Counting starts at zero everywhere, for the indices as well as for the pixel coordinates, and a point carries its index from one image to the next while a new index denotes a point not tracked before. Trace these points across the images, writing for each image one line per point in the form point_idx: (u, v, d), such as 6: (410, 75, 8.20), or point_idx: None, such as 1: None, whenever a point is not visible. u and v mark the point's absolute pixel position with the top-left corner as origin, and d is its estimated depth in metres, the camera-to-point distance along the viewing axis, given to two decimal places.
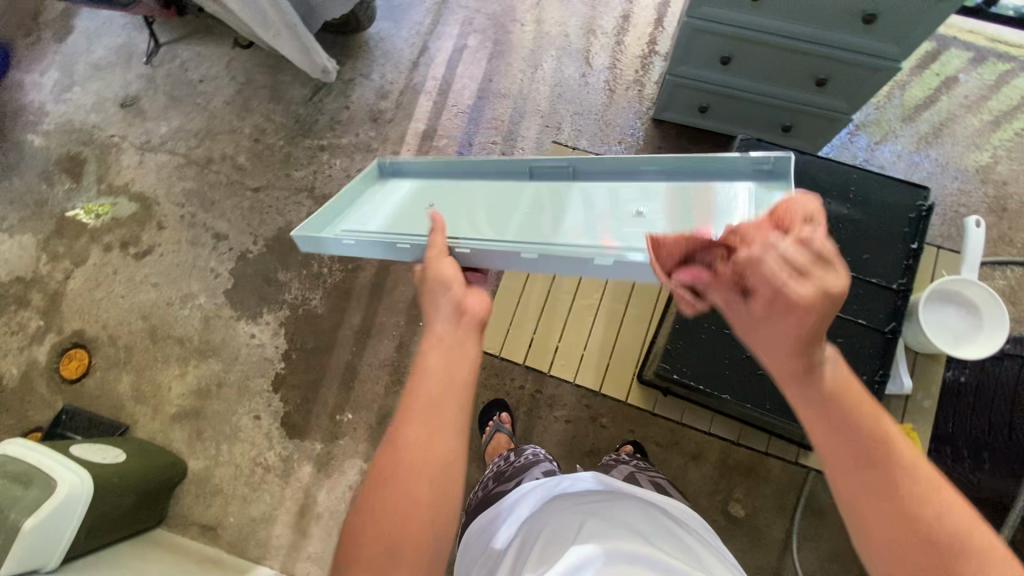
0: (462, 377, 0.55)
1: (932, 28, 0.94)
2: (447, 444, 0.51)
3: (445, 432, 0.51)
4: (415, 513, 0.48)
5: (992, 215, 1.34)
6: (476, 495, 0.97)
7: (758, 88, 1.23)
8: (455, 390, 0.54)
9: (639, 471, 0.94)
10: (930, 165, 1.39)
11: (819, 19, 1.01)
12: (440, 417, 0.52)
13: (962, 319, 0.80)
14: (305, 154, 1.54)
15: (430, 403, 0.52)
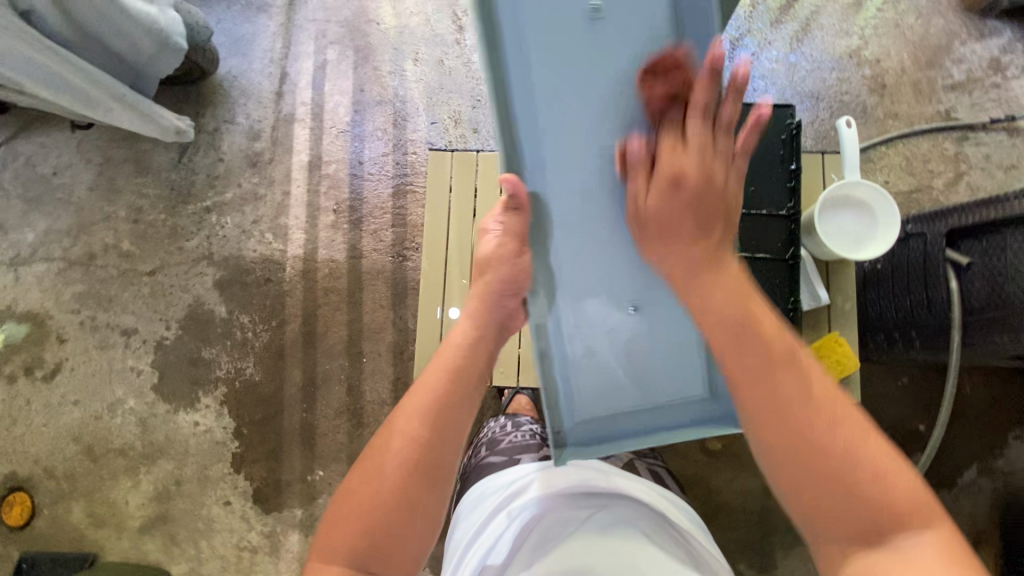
0: (471, 374, 0.63)
1: None
2: (437, 442, 0.58)
3: (438, 439, 0.58)
4: (395, 499, 0.56)
5: (874, 95, 1.38)
6: (468, 462, 1.03)
7: None
8: (457, 394, 0.61)
9: (636, 457, 0.99)
10: (806, 61, 1.40)
11: None
12: (434, 418, 0.59)
13: (858, 220, 0.81)
14: (191, 221, 1.43)
15: (427, 409, 0.59)
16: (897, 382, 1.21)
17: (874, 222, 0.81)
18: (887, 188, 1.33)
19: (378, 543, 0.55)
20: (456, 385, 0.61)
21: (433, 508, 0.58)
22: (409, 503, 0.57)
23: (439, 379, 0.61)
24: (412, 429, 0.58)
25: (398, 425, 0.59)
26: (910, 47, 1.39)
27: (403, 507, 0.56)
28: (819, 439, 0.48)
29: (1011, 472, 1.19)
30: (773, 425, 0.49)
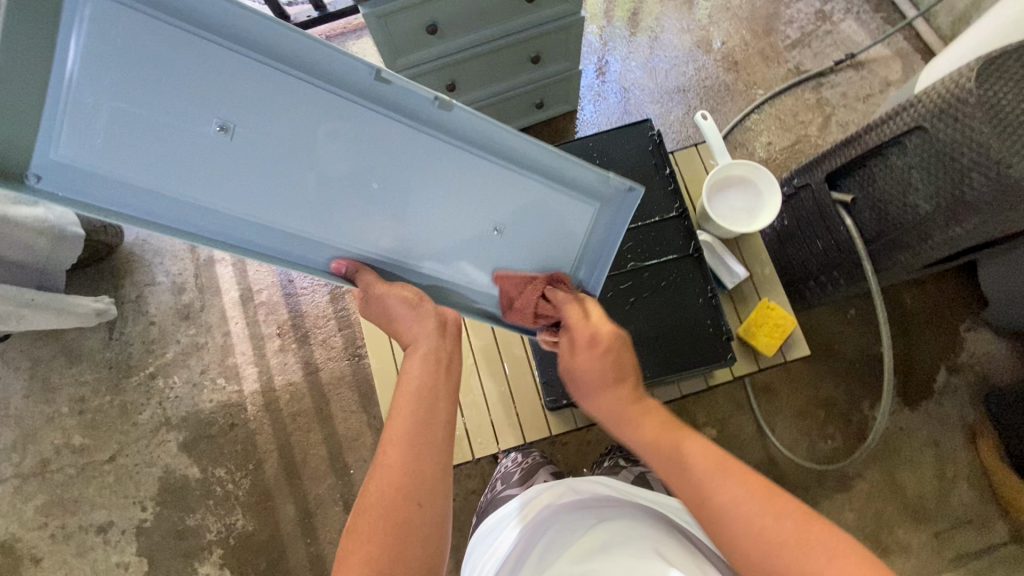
0: (440, 386, 0.61)
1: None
2: (425, 461, 0.56)
3: (428, 455, 0.57)
4: (389, 506, 0.54)
5: (731, 72, 1.50)
6: (484, 499, 1.00)
7: (491, 92, 1.31)
8: (429, 409, 0.59)
9: (646, 470, 0.98)
10: (663, 62, 1.52)
11: (495, 18, 1.08)
12: (418, 448, 0.57)
13: (745, 196, 0.88)
14: (139, 392, 1.39)
15: (412, 439, 0.57)
16: (845, 316, 1.28)
17: (760, 193, 0.88)
18: (772, 148, 1.43)
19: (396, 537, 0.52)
20: (430, 385, 0.60)
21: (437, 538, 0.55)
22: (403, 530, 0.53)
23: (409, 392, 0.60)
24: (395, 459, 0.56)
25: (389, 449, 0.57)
26: (747, 23, 1.54)
27: (400, 531, 0.53)
28: (738, 522, 0.52)
29: (976, 361, 1.25)
30: (745, 508, 0.53)
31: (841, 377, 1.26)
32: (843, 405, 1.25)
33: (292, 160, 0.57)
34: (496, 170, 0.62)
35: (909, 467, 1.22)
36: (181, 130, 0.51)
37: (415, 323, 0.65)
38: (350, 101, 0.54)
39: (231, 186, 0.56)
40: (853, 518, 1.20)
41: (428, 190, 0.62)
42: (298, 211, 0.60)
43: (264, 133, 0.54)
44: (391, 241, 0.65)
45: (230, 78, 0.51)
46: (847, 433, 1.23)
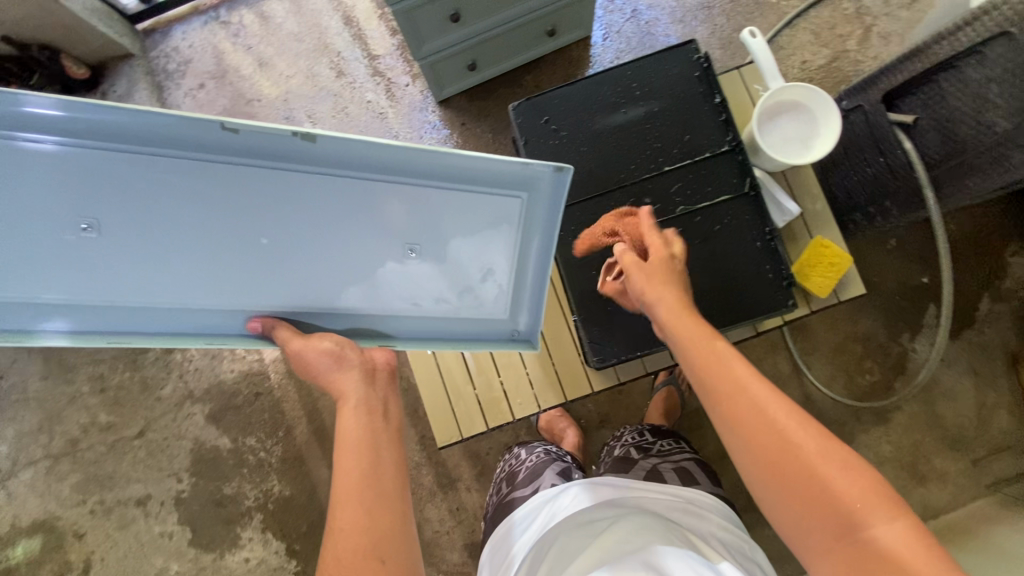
0: (386, 427, 0.62)
1: None
2: (377, 510, 0.56)
3: (381, 501, 0.57)
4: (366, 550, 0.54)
5: None
6: (493, 501, 0.99)
7: (499, 21, 1.19)
8: (372, 457, 0.59)
9: (660, 462, 0.96)
10: None
11: None
12: (367, 488, 0.57)
13: (796, 123, 0.79)
14: (158, 367, 1.36)
15: (362, 482, 0.57)
16: (886, 245, 1.22)
17: (815, 118, 0.79)
18: (807, 67, 1.31)
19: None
20: (372, 431, 0.61)
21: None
22: None
23: (352, 441, 0.59)
24: (351, 501, 0.56)
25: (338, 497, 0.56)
26: None
27: None
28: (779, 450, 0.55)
29: (1022, 286, 1.20)
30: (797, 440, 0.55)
31: (881, 310, 1.21)
32: (881, 340, 1.21)
33: (187, 220, 0.61)
34: (403, 187, 0.63)
35: (948, 397, 1.20)
36: (61, 236, 0.58)
37: (317, 357, 0.64)
38: (246, 163, 0.59)
39: (147, 274, 0.62)
40: (890, 450, 1.20)
41: (317, 215, 0.64)
42: (190, 283, 0.64)
43: (126, 216, 0.59)
44: (295, 283, 0.67)
45: (65, 169, 0.55)
46: (885, 367, 1.21)
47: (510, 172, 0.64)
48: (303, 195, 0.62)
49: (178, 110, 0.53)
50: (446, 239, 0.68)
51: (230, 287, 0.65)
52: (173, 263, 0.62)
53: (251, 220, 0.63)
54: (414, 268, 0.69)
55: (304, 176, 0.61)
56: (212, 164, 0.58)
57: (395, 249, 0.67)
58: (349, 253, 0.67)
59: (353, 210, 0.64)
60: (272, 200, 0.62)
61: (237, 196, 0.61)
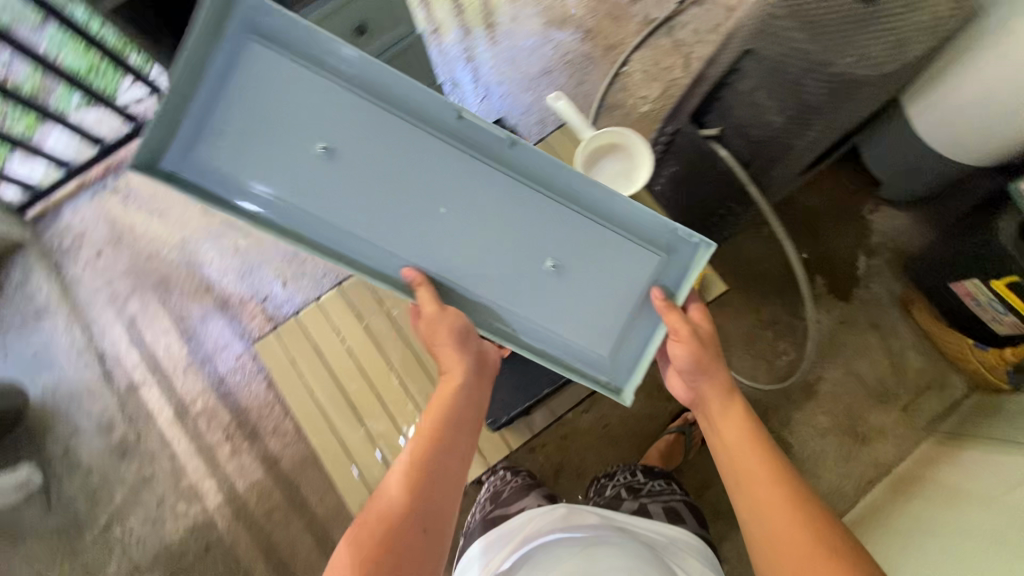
0: (465, 422, 0.74)
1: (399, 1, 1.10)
2: (428, 496, 0.66)
3: (427, 489, 0.66)
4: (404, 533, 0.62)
5: (587, 41, 1.53)
6: (474, 518, 1.02)
7: None
8: (438, 459, 0.69)
9: (648, 500, 1.00)
10: (521, 50, 1.54)
11: None
12: (422, 483, 0.66)
13: (617, 162, 0.90)
14: (97, 548, 1.29)
15: (414, 480, 0.66)
16: (760, 234, 1.33)
17: (630, 154, 0.89)
18: (647, 101, 1.47)
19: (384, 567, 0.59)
20: (452, 429, 0.72)
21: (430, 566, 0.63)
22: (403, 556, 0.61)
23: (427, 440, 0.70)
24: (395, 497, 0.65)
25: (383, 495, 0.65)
26: None
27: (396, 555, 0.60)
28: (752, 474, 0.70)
29: (889, 239, 1.31)
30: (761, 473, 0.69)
31: (775, 294, 1.30)
32: (785, 321, 1.29)
33: (421, 149, 0.70)
34: (547, 206, 0.74)
35: (861, 356, 1.27)
36: (294, 151, 0.68)
37: (447, 351, 0.76)
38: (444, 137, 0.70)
39: (318, 189, 0.71)
40: (826, 420, 1.24)
41: (486, 202, 0.74)
42: (394, 228, 0.74)
43: (359, 144, 0.69)
44: (427, 252, 0.75)
45: (379, 138, 0.69)
46: (797, 344, 1.27)
47: (660, 235, 0.76)
48: (461, 225, 0.75)
49: (432, 95, 0.68)
50: (592, 284, 0.79)
51: (403, 248, 0.75)
52: (381, 203, 0.73)
53: (433, 194, 0.73)
54: (545, 276, 0.78)
55: (482, 166, 0.72)
56: (424, 139, 0.70)
57: (546, 260, 0.77)
58: (472, 252, 0.76)
59: (484, 203, 0.74)
60: (460, 185, 0.72)
61: (461, 167, 0.72)
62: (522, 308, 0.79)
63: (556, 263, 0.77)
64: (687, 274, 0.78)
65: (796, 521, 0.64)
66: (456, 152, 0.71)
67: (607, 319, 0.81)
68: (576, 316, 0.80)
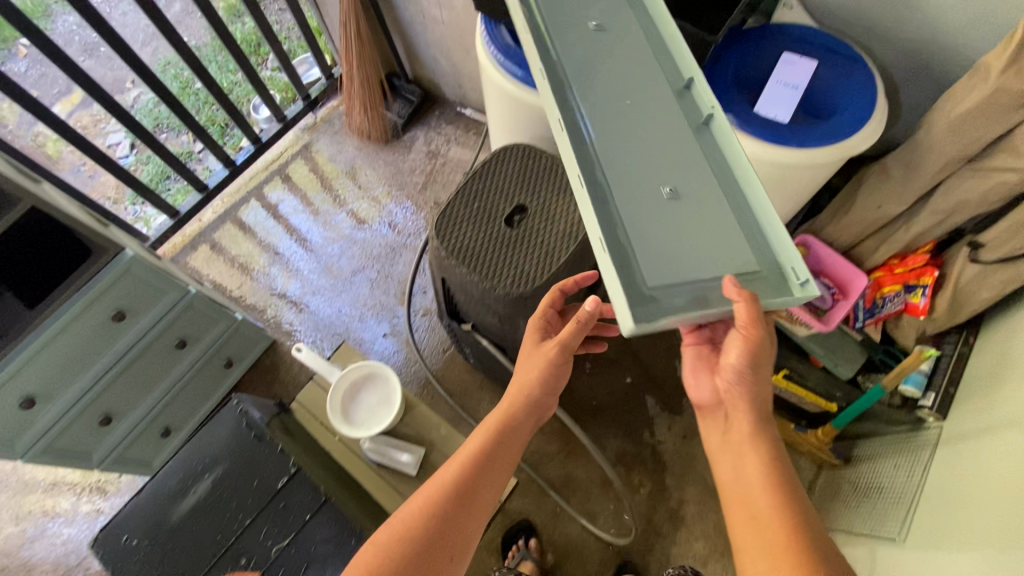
0: (507, 460, 0.71)
1: (160, 275, 1.10)
2: (476, 494, 0.65)
3: (479, 490, 0.66)
4: (439, 518, 0.62)
5: (389, 235, 1.67)
6: None
7: (163, 391, 1.26)
8: (493, 477, 0.68)
9: None
10: (331, 258, 1.66)
11: (100, 348, 1.07)
12: (473, 475, 0.67)
13: (372, 393, 0.90)
14: None
15: (471, 473, 0.67)
16: (585, 370, 1.36)
17: (384, 382, 0.91)
18: None
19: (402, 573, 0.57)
20: (518, 425, 0.72)
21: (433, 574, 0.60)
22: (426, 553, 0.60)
23: (489, 441, 0.70)
24: (451, 477, 0.66)
25: (443, 479, 0.67)
26: (378, 191, 1.75)
27: (425, 549, 0.60)
28: (755, 507, 0.59)
29: None
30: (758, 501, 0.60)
31: (615, 425, 1.32)
32: (632, 451, 1.29)
33: (608, 73, 0.75)
34: (696, 156, 0.69)
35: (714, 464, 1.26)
36: (569, 12, 0.81)
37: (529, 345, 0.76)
38: (632, 62, 0.76)
39: (577, 62, 0.75)
40: (704, 544, 1.20)
41: (646, 149, 0.69)
42: (579, 77, 0.74)
43: (601, 42, 0.77)
44: (584, 139, 0.68)
45: (601, 13, 0.81)
46: (650, 473, 1.27)
47: (780, 258, 0.63)
48: (630, 136, 0.69)
49: (677, 60, 0.76)
50: (676, 241, 0.63)
51: (565, 100, 0.71)
52: (574, 78, 0.74)
53: (602, 115, 0.71)
54: (659, 212, 0.65)
55: (654, 99, 0.73)
56: (622, 53, 0.77)
57: (662, 193, 0.65)
58: (618, 172, 0.67)
59: (628, 158, 0.67)
60: (626, 104, 0.72)
61: (648, 101, 0.73)
62: (628, 220, 0.63)
63: (670, 192, 0.65)
64: (786, 261, 0.62)
65: (792, 552, 0.54)
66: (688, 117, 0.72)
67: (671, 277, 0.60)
68: (664, 256, 0.61)
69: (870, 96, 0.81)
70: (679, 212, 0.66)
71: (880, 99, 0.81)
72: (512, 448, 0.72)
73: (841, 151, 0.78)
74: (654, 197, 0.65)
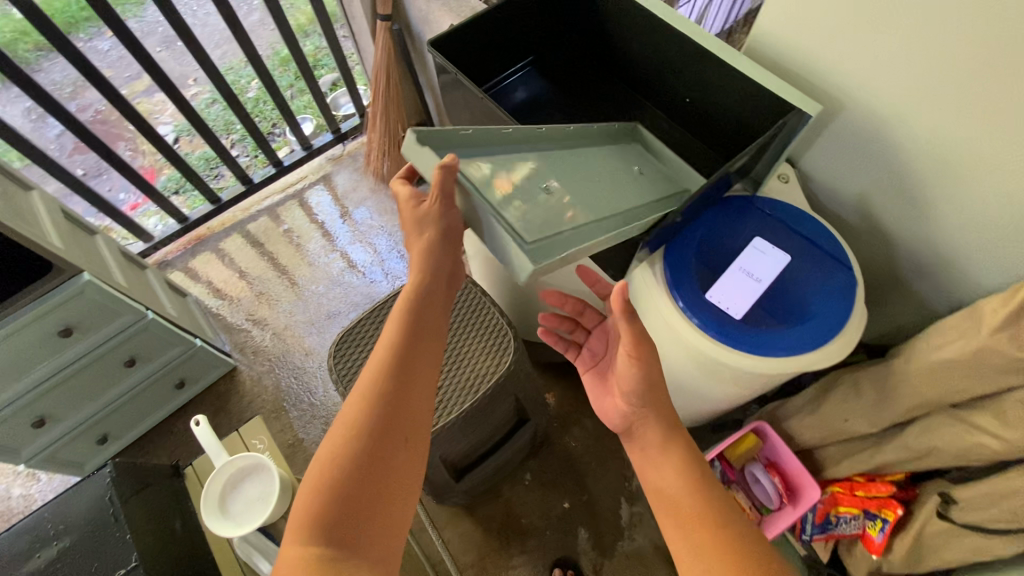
0: (427, 348, 0.64)
1: (118, 300, 1.12)
2: (407, 412, 0.59)
3: (397, 408, 0.58)
4: (367, 449, 0.55)
5: (375, 286, 1.67)
6: None
7: (104, 401, 1.28)
8: (409, 371, 0.61)
9: None
10: (313, 295, 1.66)
11: (41, 358, 1.08)
12: (392, 400, 0.59)
13: (256, 485, 0.87)
14: None
15: (385, 391, 0.59)
16: (521, 482, 1.28)
17: (269, 478, 0.87)
18: None
19: (325, 567, 0.49)
20: (424, 319, 0.65)
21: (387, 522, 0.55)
22: (364, 498, 0.54)
23: (395, 344, 0.62)
24: (362, 407, 0.58)
25: (354, 406, 0.58)
26: (378, 238, 1.74)
27: (363, 498, 0.54)
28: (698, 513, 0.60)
29: None
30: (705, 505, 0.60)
31: (538, 550, 1.22)
32: None
33: (602, 163, 0.72)
34: (592, 210, 0.63)
35: None
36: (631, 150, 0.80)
37: (418, 235, 0.67)
38: (633, 180, 0.73)
39: (592, 148, 0.74)
40: None
41: (574, 183, 0.66)
42: (585, 149, 0.73)
43: (628, 165, 0.76)
44: (537, 147, 0.68)
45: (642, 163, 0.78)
46: None
47: (532, 253, 0.55)
48: (575, 178, 0.67)
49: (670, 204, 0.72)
50: (490, 181, 0.60)
51: (553, 139, 0.71)
52: (586, 150, 0.73)
53: (562, 162, 0.68)
54: (518, 175, 0.62)
55: (624, 193, 0.69)
56: (629, 173, 0.74)
57: (531, 183, 0.62)
58: (529, 160, 0.65)
59: (544, 168, 0.65)
60: (596, 178, 0.69)
61: (611, 191, 0.68)
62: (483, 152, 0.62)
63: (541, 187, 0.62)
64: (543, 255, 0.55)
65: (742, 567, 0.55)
66: (653, 191, 0.72)
67: (479, 167, 0.60)
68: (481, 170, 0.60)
69: (843, 305, 0.72)
70: (536, 197, 0.61)
71: (855, 312, 0.71)
72: (424, 336, 0.65)
73: (796, 365, 0.70)
74: (530, 175, 0.63)
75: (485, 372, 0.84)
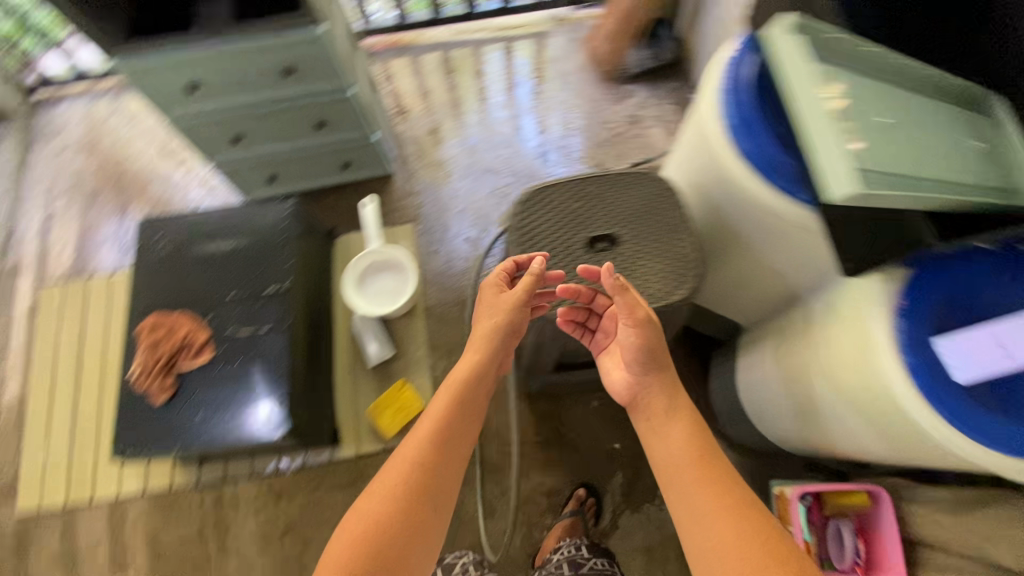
0: (473, 416, 0.76)
1: (338, 64, 1.17)
2: (448, 466, 0.70)
3: (450, 459, 0.71)
4: (410, 503, 0.65)
5: (540, 161, 1.63)
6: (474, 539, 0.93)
7: (286, 147, 1.40)
8: (461, 429, 0.74)
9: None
10: (481, 143, 1.66)
11: (261, 84, 1.18)
12: (447, 448, 0.71)
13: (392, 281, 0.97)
14: None
15: (439, 431, 0.72)
16: (586, 403, 1.30)
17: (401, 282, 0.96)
18: None
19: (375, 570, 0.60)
20: (471, 398, 0.77)
21: (423, 546, 0.64)
22: (412, 528, 0.64)
23: (443, 410, 0.74)
24: (426, 433, 0.71)
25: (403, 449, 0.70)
26: (564, 117, 1.67)
27: (404, 531, 0.63)
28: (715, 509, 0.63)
29: None
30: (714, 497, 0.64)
31: (573, 466, 1.26)
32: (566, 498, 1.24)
33: (941, 132, 0.70)
34: (917, 158, 0.66)
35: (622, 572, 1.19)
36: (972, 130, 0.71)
37: (505, 298, 0.81)
38: (963, 157, 0.69)
39: (932, 118, 0.71)
40: None
41: (904, 133, 0.68)
42: (931, 114, 0.72)
43: (971, 144, 0.71)
44: (886, 91, 0.71)
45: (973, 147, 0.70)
46: None
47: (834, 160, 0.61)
48: (906, 128, 0.69)
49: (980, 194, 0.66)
50: (827, 92, 0.67)
51: (898, 96, 0.72)
52: (935, 115, 0.72)
53: (899, 114, 0.70)
54: (851, 98, 0.67)
55: (946, 164, 0.67)
56: (966, 152, 0.70)
57: (858, 107, 0.67)
58: (866, 96, 0.69)
59: (882, 106, 0.69)
60: (925, 142, 0.69)
61: (937, 154, 0.68)
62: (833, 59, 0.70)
63: (857, 117, 0.66)
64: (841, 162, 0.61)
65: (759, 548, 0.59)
66: (976, 170, 0.68)
67: (820, 83, 0.67)
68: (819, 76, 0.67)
69: None
70: (865, 119, 0.66)
71: None
72: (464, 412, 0.75)
73: (986, 458, 0.61)
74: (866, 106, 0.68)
75: (651, 294, 0.83)
